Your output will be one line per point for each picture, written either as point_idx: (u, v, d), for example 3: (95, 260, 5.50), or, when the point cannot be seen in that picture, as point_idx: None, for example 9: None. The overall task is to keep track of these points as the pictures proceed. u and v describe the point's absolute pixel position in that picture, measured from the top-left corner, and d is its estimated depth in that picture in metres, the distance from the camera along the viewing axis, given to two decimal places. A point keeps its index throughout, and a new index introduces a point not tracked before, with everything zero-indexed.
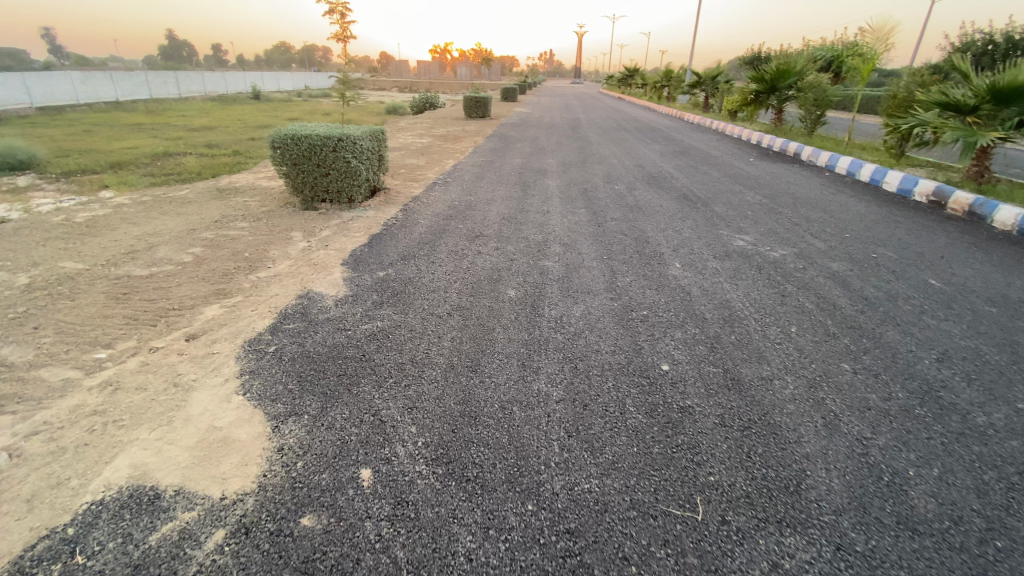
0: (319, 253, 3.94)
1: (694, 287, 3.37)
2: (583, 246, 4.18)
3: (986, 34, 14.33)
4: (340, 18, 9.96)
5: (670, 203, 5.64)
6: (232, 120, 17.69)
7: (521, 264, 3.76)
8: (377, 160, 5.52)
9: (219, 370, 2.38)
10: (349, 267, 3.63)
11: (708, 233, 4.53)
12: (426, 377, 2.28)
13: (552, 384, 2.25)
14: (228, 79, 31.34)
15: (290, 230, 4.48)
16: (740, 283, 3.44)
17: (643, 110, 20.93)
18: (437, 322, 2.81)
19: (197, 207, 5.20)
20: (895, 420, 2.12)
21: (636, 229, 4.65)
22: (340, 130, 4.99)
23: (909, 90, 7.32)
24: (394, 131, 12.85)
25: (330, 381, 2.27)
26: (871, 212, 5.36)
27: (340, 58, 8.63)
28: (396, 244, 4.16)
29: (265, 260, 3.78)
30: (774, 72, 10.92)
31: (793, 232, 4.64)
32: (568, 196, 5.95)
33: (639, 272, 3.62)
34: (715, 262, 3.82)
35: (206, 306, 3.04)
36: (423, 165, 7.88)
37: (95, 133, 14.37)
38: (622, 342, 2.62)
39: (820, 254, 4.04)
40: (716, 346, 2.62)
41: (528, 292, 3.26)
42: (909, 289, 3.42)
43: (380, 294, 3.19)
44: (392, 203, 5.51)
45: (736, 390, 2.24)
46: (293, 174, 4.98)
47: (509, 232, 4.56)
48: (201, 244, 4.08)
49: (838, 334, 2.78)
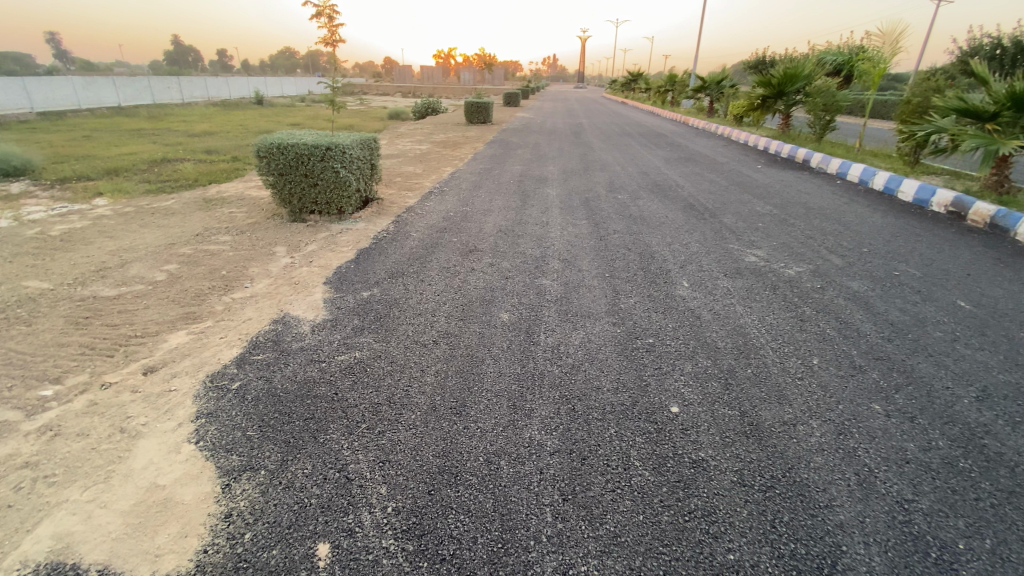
0: (301, 270, 3.70)
1: (703, 309, 3.11)
2: (583, 262, 3.92)
3: (994, 38, 14.08)
4: (328, 22, 10.03)
5: (676, 214, 5.38)
6: (233, 125, 17.55)
7: (516, 282, 3.50)
8: (368, 169, 5.29)
9: (174, 414, 2.14)
10: (332, 287, 3.38)
11: (717, 248, 4.26)
12: (403, 422, 2.02)
13: (546, 431, 1.98)
14: (232, 84, 31.37)
15: (274, 244, 4.25)
16: (753, 306, 3.17)
17: (647, 115, 20.78)
18: (420, 352, 2.55)
19: (181, 219, 4.98)
20: (939, 477, 1.84)
21: (640, 243, 4.39)
22: (328, 139, 4.76)
23: (923, 95, 7.04)
24: (394, 137, 12.66)
25: (294, 427, 2.01)
26: (888, 224, 5.08)
27: (332, 61, 8.48)
28: (385, 259, 3.91)
29: (243, 278, 3.54)
30: (782, 76, 10.68)
31: (807, 246, 4.36)
32: (569, 206, 5.70)
33: (644, 292, 3.36)
34: (725, 280, 3.56)
35: (172, 334, 2.80)
36: (421, 173, 7.64)
37: (95, 139, 14.26)
38: (625, 378, 2.35)
39: (837, 272, 3.76)
40: (730, 383, 2.35)
41: (523, 315, 3.00)
42: (937, 312, 3.13)
43: (362, 318, 2.93)
44: (385, 214, 5.27)
45: (756, 440, 1.98)
46: (279, 184, 4.74)
47: (506, 246, 4.30)
48: (178, 261, 3.85)
49: (865, 367, 2.51)
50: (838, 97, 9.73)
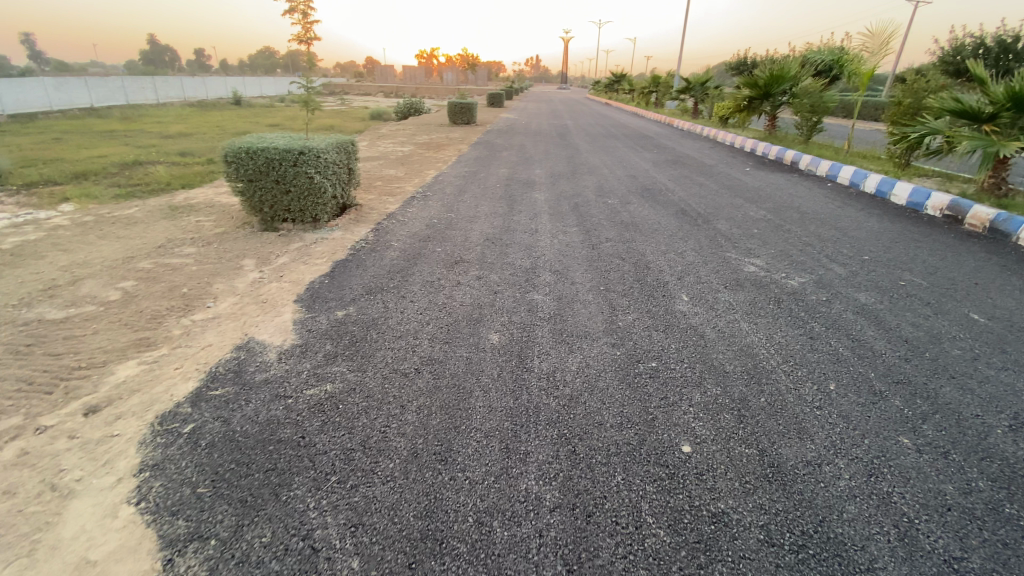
0: (271, 286, 3.40)
1: (706, 326, 2.89)
2: (576, 273, 3.68)
3: (976, 38, 14.31)
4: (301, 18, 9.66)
5: (669, 220, 5.18)
6: (209, 127, 16.99)
7: (506, 298, 3.25)
8: (345, 174, 4.99)
9: (113, 466, 1.85)
10: (304, 305, 3.10)
11: (714, 257, 4.06)
12: (379, 474, 1.77)
13: (543, 480, 1.74)
14: (208, 84, 30.57)
15: (242, 257, 3.94)
16: (758, 322, 2.97)
17: (632, 115, 20.73)
18: (401, 383, 2.29)
19: (143, 229, 4.63)
20: (986, 527, 1.63)
21: (634, 252, 4.17)
22: (301, 142, 4.46)
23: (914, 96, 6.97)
24: (376, 138, 12.32)
25: (252, 482, 1.74)
26: (885, 229, 4.95)
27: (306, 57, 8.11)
28: (363, 273, 3.63)
29: (206, 296, 3.23)
30: (768, 77, 10.60)
31: (807, 254, 4.19)
32: (558, 212, 5.47)
33: (642, 307, 3.14)
34: (726, 293, 3.35)
35: (122, 364, 2.50)
36: (403, 177, 7.35)
37: (63, 141, 13.66)
38: (629, 411, 2.12)
39: (841, 282, 3.59)
40: (743, 415, 2.13)
41: (514, 336, 2.75)
42: (951, 327, 2.97)
43: (335, 343, 2.66)
44: (364, 221, 4.99)
45: (780, 486, 1.76)
46: (248, 192, 4.43)
47: (493, 256, 4.05)
48: (136, 277, 3.52)
49: (886, 393, 2.32)
50: (826, 99, 9.67)
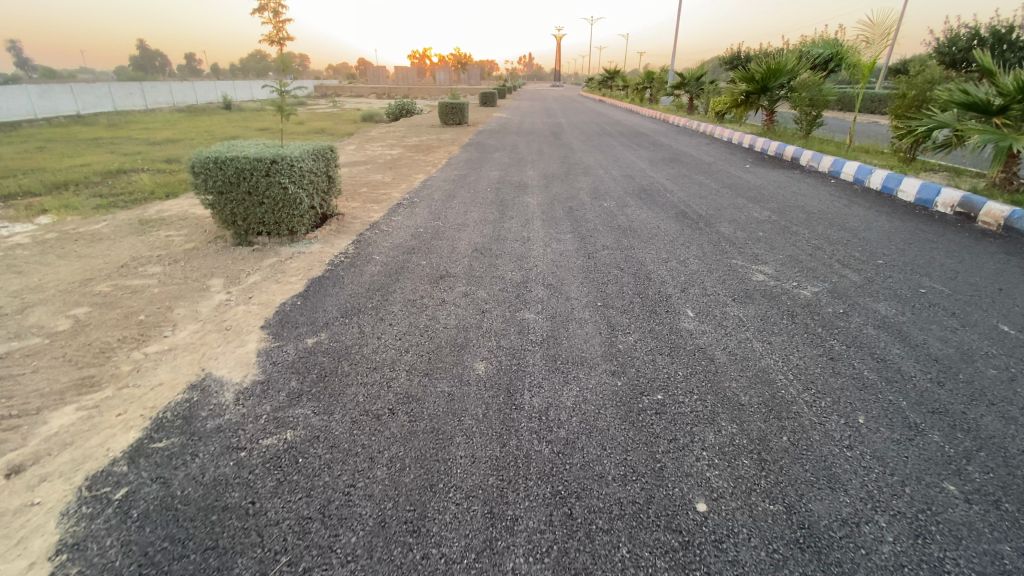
0: (236, 310, 3.11)
1: (716, 348, 2.61)
2: (571, 287, 3.40)
3: (971, 29, 14.24)
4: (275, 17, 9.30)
5: (669, 223, 4.90)
6: (197, 132, 16.66)
7: (494, 318, 2.96)
8: (324, 181, 4.69)
9: (26, 546, 1.57)
10: (271, 332, 2.82)
11: (719, 264, 3.79)
12: (338, 552, 1.49)
13: (533, 556, 1.46)
14: (198, 88, 30.18)
15: (210, 275, 3.66)
16: (772, 340, 2.69)
17: (628, 112, 20.49)
18: (371, 429, 2.00)
19: (108, 246, 4.34)
20: None
21: (633, 261, 3.90)
22: (274, 150, 4.15)
23: (920, 87, 6.69)
24: (366, 141, 12.01)
25: (185, 567, 1.46)
26: (896, 229, 4.69)
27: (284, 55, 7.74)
28: (339, 292, 3.34)
29: (164, 324, 2.95)
30: (765, 70, 10.31)
31: (817, 259, 3.92)
32: (552, 217, 5.19)
33: (644, 325, 2.86)
34: (733, 306, 3.07)
35: (59, 409, 2.22)
36: (390, 182, 7.06)
37: (47, 150, 13.30)
38: (634, 459, 1.84)
39: (857, 291, 3.32)
40: (764, 460, 1.85)
41: (502, 365, 2.45)
42: (981, 341, 2.69)
43: (301, 378, 2.37)
44: (345, 232, 4.70)
45: (813, 557, 1.48)
46: (219, 205, 4.13)
47: (482, 269, 3.76)
48: (91, 302, 3.24)
49: (923, 427, 2.05)
50: (826, 92, 9.41)
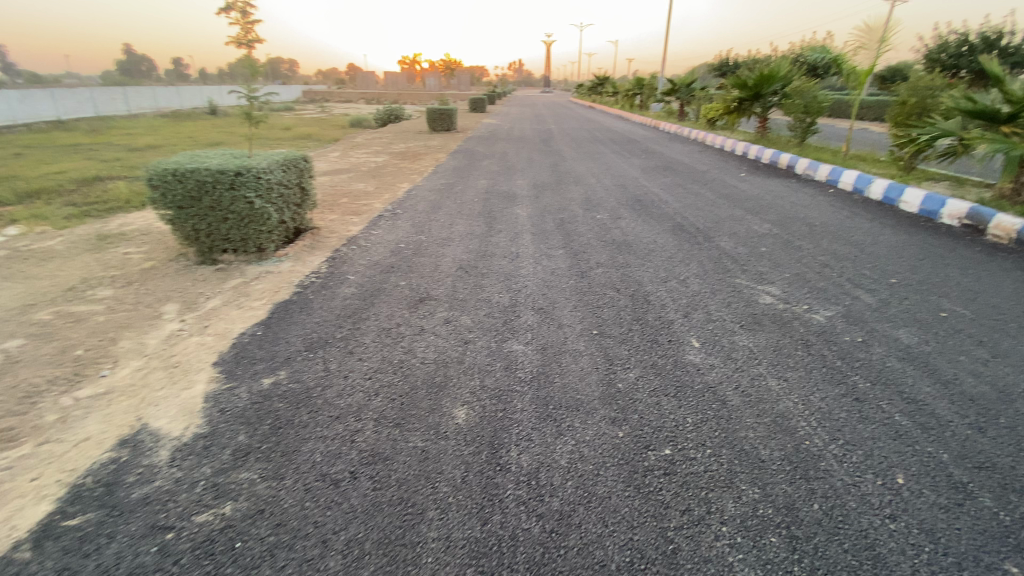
0: (189, 343, 2.78)
1: (726, 386, 2.31)
2: (563, 312, 3.08)
3: (961, 36, 14.31)
4: (244, 19, 8.86)
5: (666, 238, 4.62)
6: (179, 138, 16.19)
7: (477, 350, 2.63)
8: (294, 193, 4.35)
9: None
10: (223, 371, 2.49)
11: (723, 284, 3.50)
12: None
13: None
14: (184, 93, 29.63)
15: (165, 300, 3.31)
16: (788, 376, 2.41)
17: (619, 118, 20.37)
18: (328, 501, 1.68)
19: (58, 265, 3.97)
20: None
21: (630, 280, 3.61)
22: (239, 162, 3.81)
23: (921, 94, 6.50)
24: (351, 147, 11.66)
25: None
26: (904, 243, 4.45)
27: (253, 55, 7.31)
28: (306, 320, 3.01)
29: (104, 361, 2.61)
30: (758, 77, 10.12)
31: (826, 277, 3.65)
32: (542, 231, 4.91)
33: (645, 357, 2.55)
34: (742, 335, 2.78)
35: None
36: (372, 192, 6.73)
37: (23, 157, 12.80)
38: (641, 541, 1.53)
39: (874, 316, 3.05)
40: (795, 538, 1.55)
41: (486, 411, 2.13)
42: (1017, 375, 2.42)
43: (250, 431, 2.05)
44: (319, 248, 4.37)
45: None
46: (179, 220, 3.79)
47: (465, 291, 3.44)
48: (26, 334, 2.89)
49: (971, 488, 1.76)
50: (821, 99, 9.23)
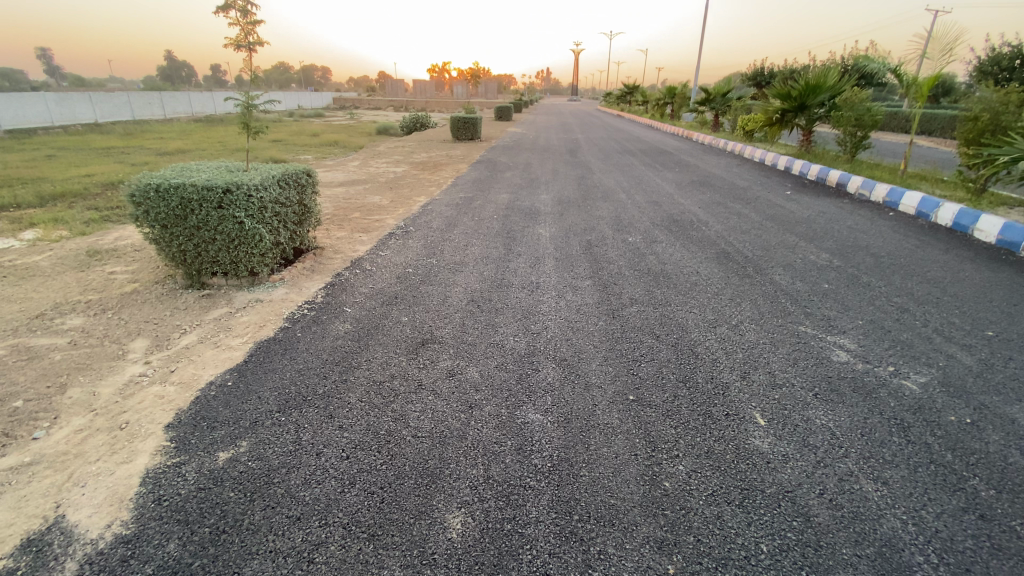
0: (146, 394, 2.34)
1: (809, 493, 1.75)
2: (591, 366, 2.55)
3: (1018, 47, 13.47)
4: None
5: (709, 268, 4.06)
6: (209, 143, 16.22)
7: (484, 420, 2.12)
8: (293, 211, 3.94)
9: None
10: (175, 438, 2.04)
11: (784, 333, 2.92)
12: None
13: None
14: (217, 98, 30.14)
15: (136, 335, 2.90)
16: (888, 479, 1.83)
17: (649, 129, 19.74)
18: None
19: (36, 286, 3.62)
20: None
21: (670, 323, 3.07)
22: (230, 177, 3.43)
23: (994, 110, 5.82)
24: (373, 156, 11.37)
25: None
26: (990, 282, 3.81)
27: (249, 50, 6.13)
28: (287, 367, 2.55)
29: (43, 415, 2.19)
30: (803, 87, 9.42)
31: (906, 326, 3.05)
32: (567, 255, 4.41)
33: (697, 440, 2.00)
34: (819, 410, 2.21)
35: None
36: (387, 206, 6.31)
37: (56, 158, 12.87)
38: None
39: (977, 383, 2.45)
40: None
41: (488, 520, 1.62)
42: None
43: (184, 536, 1.58)
44: (319, 272, 3.95)
45: None
46: (163, 240, 3.40)
47: (475, 333, 2.95)
48: None
49: None
50: (874, 111, 8.50)
